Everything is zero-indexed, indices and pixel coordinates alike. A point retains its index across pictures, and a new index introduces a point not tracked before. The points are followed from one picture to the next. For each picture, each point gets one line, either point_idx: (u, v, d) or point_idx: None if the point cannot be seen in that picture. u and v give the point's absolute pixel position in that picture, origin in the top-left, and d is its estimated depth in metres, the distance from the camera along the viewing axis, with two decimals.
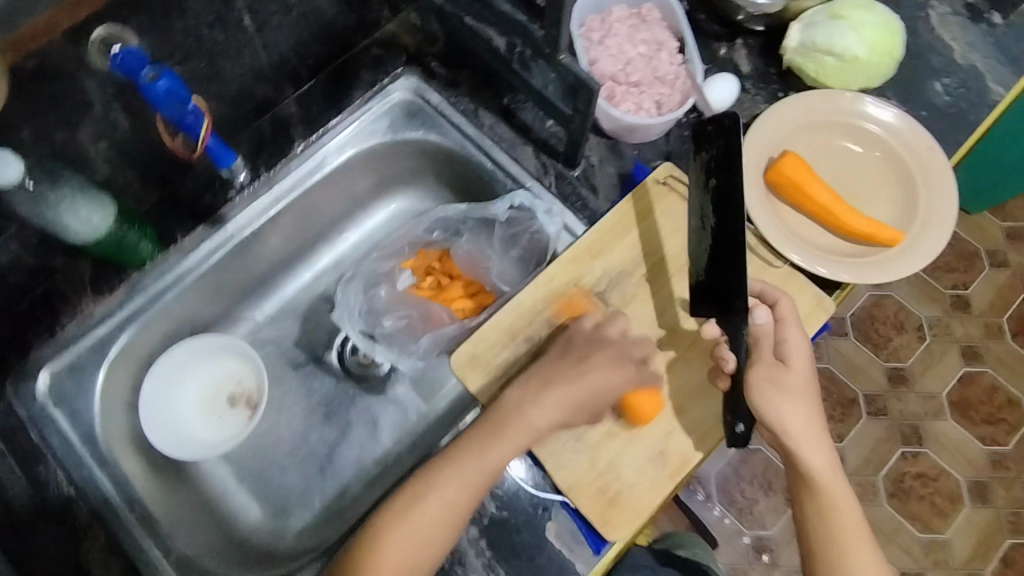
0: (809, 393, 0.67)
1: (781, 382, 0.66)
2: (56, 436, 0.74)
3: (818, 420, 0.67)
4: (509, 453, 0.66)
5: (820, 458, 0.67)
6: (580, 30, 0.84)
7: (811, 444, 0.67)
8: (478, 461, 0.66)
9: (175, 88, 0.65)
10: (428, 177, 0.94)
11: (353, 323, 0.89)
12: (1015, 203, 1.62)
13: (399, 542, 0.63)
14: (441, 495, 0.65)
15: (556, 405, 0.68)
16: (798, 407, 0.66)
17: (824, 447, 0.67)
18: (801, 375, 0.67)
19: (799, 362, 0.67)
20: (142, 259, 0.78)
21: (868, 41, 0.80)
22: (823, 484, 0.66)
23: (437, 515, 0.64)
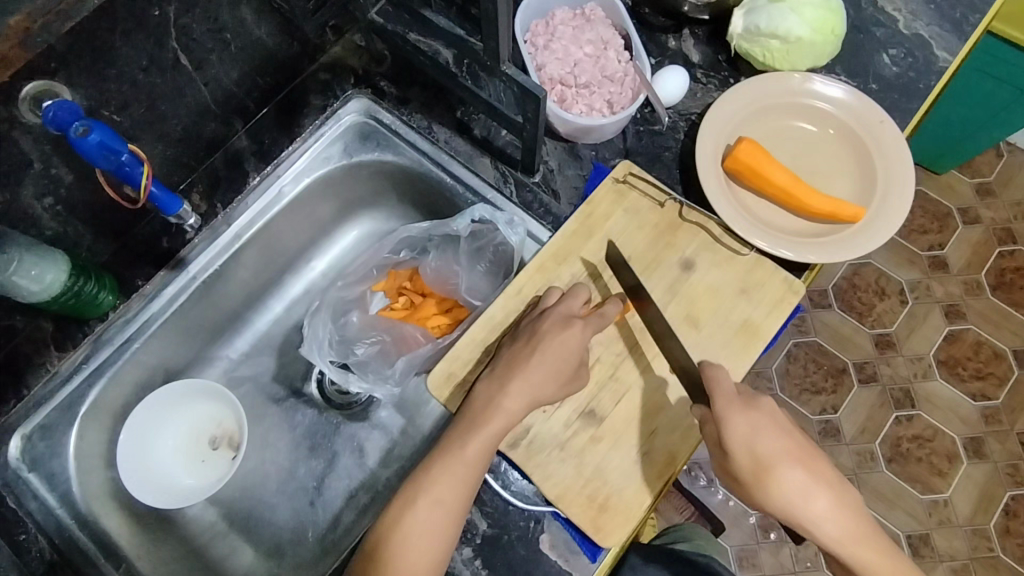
0: (780, 462, 0.63)
1: (739, 473, 0.63)
2: (34, 501, 0.73)
3: (806, 484, 0.62)
4: (487, 445, 0.66)
5: (829, 527, 0.61)
6: (524, 36, 0.84)
7: (811, 517, 0.62)
8: (460, 460, 0.65)
9: (109, 141, 0.64)
10: (390, 197, 0.93)
11: (323, 355, 0.86)
12: (980, 159, 1.64)
13: (400, 553, 0.62)
14: (432, 495, 0.64)
15: (525, 387, 0.67)
16: (774, 484, 0.62)
17: (827, 513, 0.61)
18: (761, 445, 0.63)
19: (756, 431, 0.63)
20: (102, 310, 0.77)
21: (811, 21, 0.80)
22: (845, 553, 0.61)
23: (430, 518, 0.63)
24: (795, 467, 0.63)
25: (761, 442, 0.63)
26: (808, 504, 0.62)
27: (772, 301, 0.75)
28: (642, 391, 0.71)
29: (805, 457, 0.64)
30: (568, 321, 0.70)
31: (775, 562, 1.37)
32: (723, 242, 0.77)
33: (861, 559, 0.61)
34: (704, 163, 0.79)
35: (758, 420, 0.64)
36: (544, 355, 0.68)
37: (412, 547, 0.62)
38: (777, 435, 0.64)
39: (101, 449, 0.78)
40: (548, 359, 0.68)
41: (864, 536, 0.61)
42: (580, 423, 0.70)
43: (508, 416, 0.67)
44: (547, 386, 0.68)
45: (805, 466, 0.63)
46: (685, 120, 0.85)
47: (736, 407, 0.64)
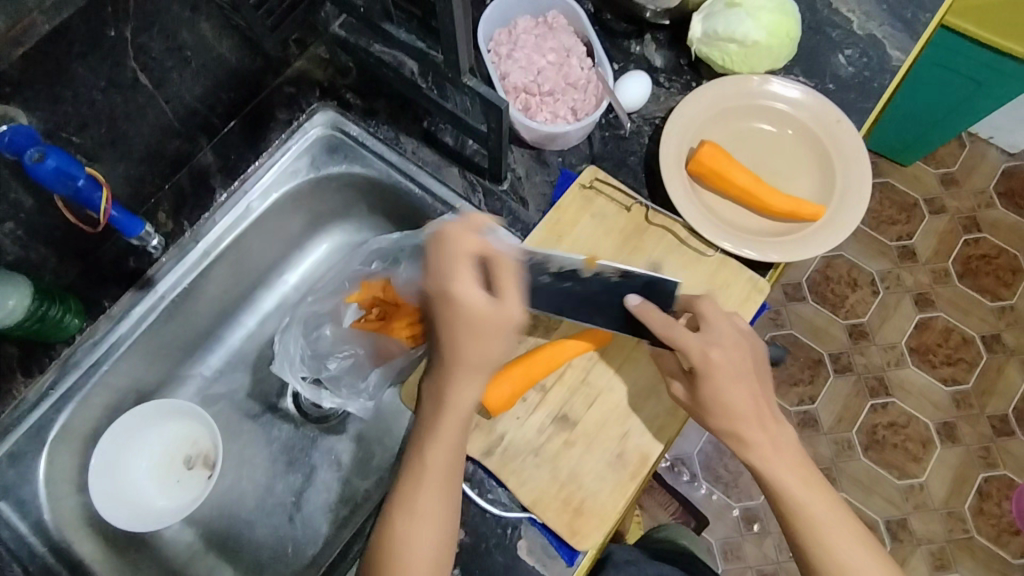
0: (739, 395, 0.66)
1: (704, 402, 0.67)
2: (5, 529, 0.71)
3: (757, 417, 0.67)
4: (451, 446, 0.63)
5: (767, 455, 0.67)
6: (488, 46, 0.84)
7: (753, 447, 0.67)
8: (449, 414, 0.63)
9: (65, 166, 0.63)
10: (360, 209, 0.93)
11: (296, 371, 0.88)
12: (943, 151, 1.68)
13: (417, 526, 0.62)
14: (419, 519, 0.63)
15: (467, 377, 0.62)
16: (729, 415, 0.66)
17: (767, 442, 0.67)
18: (722, 384, 0.66)
19: (723, 370, 0.65)
20: (69, 333, 0.76)
21: (766, 25, 0.82)
22: (779, 479, 0.67)
23: (434, 482, 0.63)
24: (751, 401, 0.67)
25: (733, 382, 0.66)
26: (750, 434, 0.67)
27: (739, 300, 0.76)
28: (614, 395, 0.72)
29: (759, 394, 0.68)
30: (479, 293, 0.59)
31: (760, 553, 1.39)
32: (689, 244, 0.79)
33: (789, 482, 0.67)
34: (667, 165, 0.80)
35: (727, 358, 0.66)
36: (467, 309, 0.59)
37: (433, 516, 0.63)
38: (732, 371, 0.66)
39: (73, 473, 0.77)
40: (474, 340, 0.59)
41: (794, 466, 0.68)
42: (554, 427, 0.71)
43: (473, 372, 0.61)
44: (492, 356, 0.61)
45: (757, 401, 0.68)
46: (649, 124, 0.87)
47: (710, 346, 0.66)
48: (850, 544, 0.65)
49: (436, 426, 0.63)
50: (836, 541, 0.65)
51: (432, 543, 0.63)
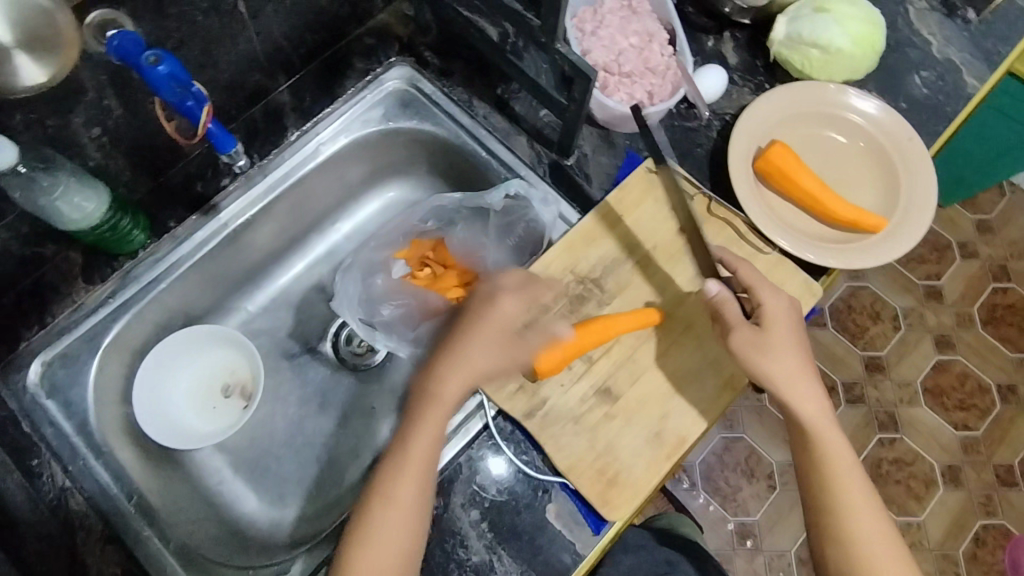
0: (793, 344, 0.69)
1: (765, 339, 0.68)
2: (49, 427, 0.73)
3: (806, 369, 0.68)
4: (431, 439, 0.66)
5: (815, 407, 0.68)
6: (571, 22, 0.85)
7: (803, 397, 0.68)
8: (436, 407, 0.67)
9: (176, 72, 0.65)
10: (421, 168, 0.95)
11: (352, 311, 0.88)
12: (984, 196, 1.68)
13: (393, 510, 0.63)
14: (392, 502, 0.64)
15: (457, 373, 0.68)
16: (777, 357, 0.67)
17: (816, 398, 0.68)
18: (783, 329, 0.68)
19: (781, 313, 0.69)
20: (133, 247, 0.78)
21: (852, 34, 0.82)
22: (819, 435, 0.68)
23: (411, 473, 0.65)
24: (800, 353, 0.69)
25: (788, 328, 0.69)
26: (801, 383, 0.68)
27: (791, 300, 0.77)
28: (659, 374, 0.73)
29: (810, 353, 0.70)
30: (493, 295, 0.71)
31: (749, 569, 1.39)
32: (748, 239, 0.79)
33: (829, 441, 0.68)
34: (735, 159, 0.81)
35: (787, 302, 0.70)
36: (501, 312, 0.70)
37: (409, 502, 0.64)
38: (786, 324, 0.69)
39: (118, 384, 0.79)
40: (486, 331, 0.69)
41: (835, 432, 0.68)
42: (596, 399, 0.72)
43: (475, 372, 0.68)
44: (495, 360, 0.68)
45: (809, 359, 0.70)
46: (720, 119, 0.87)
47: (774, 290, 0.70)
48: (870, 513, 0.66)
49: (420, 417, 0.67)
50: (860, 509, 0.66)
51: (410, 529, 0.63)
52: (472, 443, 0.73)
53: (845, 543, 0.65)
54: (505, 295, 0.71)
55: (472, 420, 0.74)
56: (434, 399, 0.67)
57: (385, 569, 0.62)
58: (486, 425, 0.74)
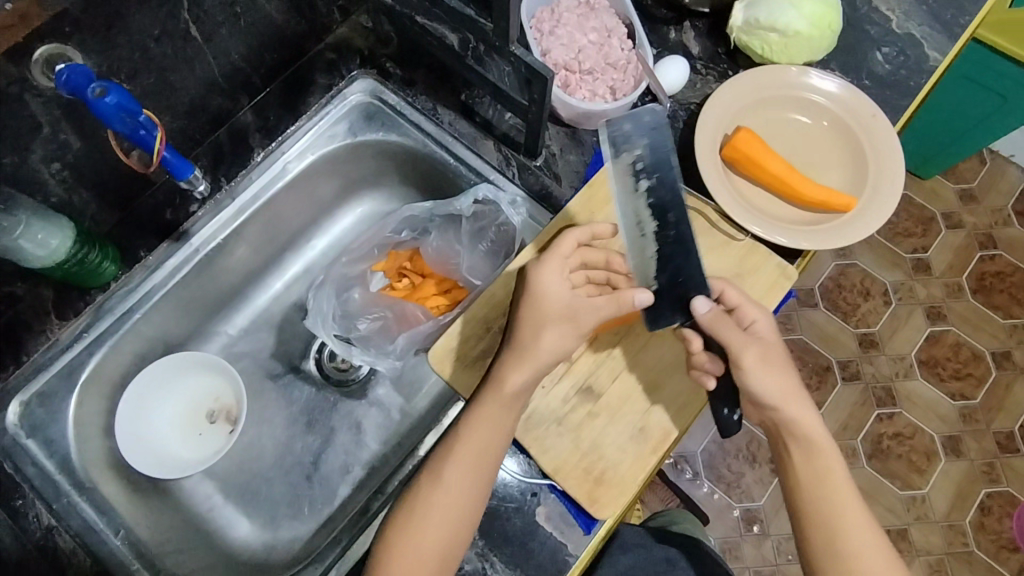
0: (784, 362, 0.69)
1: (761, 358, 0.67)
2: (31, 466, 0.72)
3: (799, 387, 0.68)
4: (494, 425, 0.66)
5: (810, 423, 0.68)
6: (530, 22, 0.85)
7: (797, 414, 0.67)
8: (499, 394, 0.66)
9: (125, 102, 0.64)
10: (393, 178, 0.94)
11: (327, 328, 0.87)
12: (964, 165, 1.68)
13: (443, 487, 0.65)
14: (444, 479, 0.65)
15: (517, 356, 0.67)
16: (770, 375, 0.67)
17: (810, 414, 0.68)
18: (775, 349, 0.68)
19: (768, 332, 0.69)
20: (105, 279, 0.78)
21: (809, 15, 0.82)
22: (813, 451, 0.67)
23: (466, 458, 0.66)
24: (793, 371, 0.69)
25: (778, 346, 0.69)
26: (794, 400, 0.67)
27: (766, 285, 0.77)
28: (637, 370, 0.73)
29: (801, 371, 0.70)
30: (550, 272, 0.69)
31: (758, 555, 1.39)
32: (719, 228, 0.79)
33: (823, 457, 0.67)
34: (701, 149, 0.81)
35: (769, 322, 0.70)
36: (545, 293, 0.68)
37: (458, 482, 0.65)
38: (776, 343, 0.69)
39: (100, 418, 0.78)
40: (538, 316, 0.67)
41: (829, 448, 0.68)
42: (578, 398, 0.72)
43: (533, 358, 0.67)
44: (558, 346, 0.67)
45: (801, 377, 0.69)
46: (685, 109, 0.87)
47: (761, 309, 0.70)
48: (865, 529, 0.66)
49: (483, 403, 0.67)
50: (855, 525, 0.66)
51: (455, 512, 0.64)
52: None
53: (838, 558, 0.65)
54: (555, 273, 0.69)
55: None
56: (496, 383, 0.67)
57: (427, 548, 0.63)
58: None
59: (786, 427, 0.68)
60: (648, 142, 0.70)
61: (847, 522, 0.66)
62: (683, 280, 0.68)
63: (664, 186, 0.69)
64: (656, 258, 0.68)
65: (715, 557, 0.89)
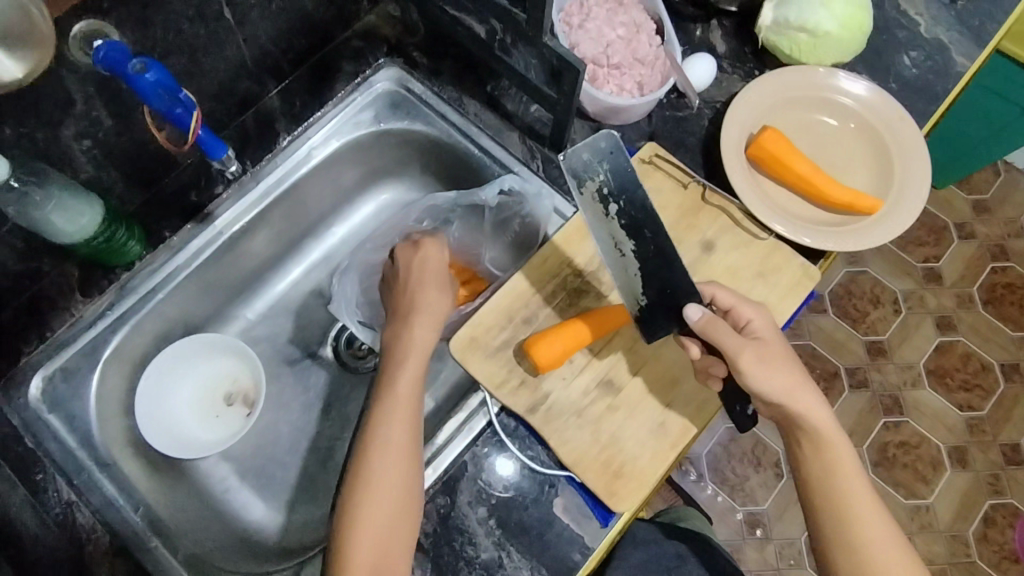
0: (787, 358, 0.68)
1: (761, 356, 0.66)
2: (52, 442, 0.72)
3: (805, 381, 0.67)
4: (416, 378, 0.70)
5: (818, 416, 0.67)
6: (558, 16, 0.85)
7: (805, 408, 0.67)
8: (417, 346, 0.72)
9: (163, 80, 0.65)
10: (415, 168, 0.94)
11: (350, 313, 0.88)
12: (979, 176, 1.68)
13: (389, 449, 0.65)
14: (387, 444, 0.66)
15: (425, 313, 0.74)
16: (772, 373, 0.66)
17: (818, 407, 0.67)
18: (775, 344, 0.68)
19: (766, 329, 0.68)
20: (130, 258, 0.78)
21: (840, 16, 0.82)
22: (822, 442, 0.67)
23: (401, 413, 0.68)
24: (795, 365, 0.68)
25: (777, 341, 0.68)
26: (801, 395, 0.66)
27: (789, 285, 0.77)
28: (660, 363, 0.73)
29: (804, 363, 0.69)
30: (419, 245, 0.80)
31: (759, 558, 1.39)
32: (743, 226, 0.79)
33: (832, 449, 0.67)
34: (727, 148, 0.81)
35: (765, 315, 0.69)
36: (428, 262, 0.78)
37: (402, 438, 0.66)
38: (775, 339, 0.68)
39: (120, 396, 0.79)
40: (427, 278, 0.77)
41: (837, 439, 0.68)
42: (598, 391, 0.72)
43: (433, 311, 0.75)
44: (442, 301, 0.76)
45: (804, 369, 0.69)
46: (710, 108, 0.87)
47: (754, 306, 0.69)
48: (875, 517, 0.66)
49: (401, 360, 0.71)
50: (867, 515, 0.66)
51: (403, 468, 0.65)
52: (476, 440, 0.74)
53: (855, 552, 0.65)
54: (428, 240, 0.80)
55: (476, 417, 0.75)
56: (408, 344, 0.72)
57: (391, 510, 0.63)
58: (489, 422, 0.74)
59: (795, 424, 0.67)
60: (609, 164, 0.70)
61: (858, 513, 0.66)
62: (671, 291, 0.69)
63: (632, 205, 0.69)
64: (640, 275, 0.69)
65: (723, 555, 0.89)
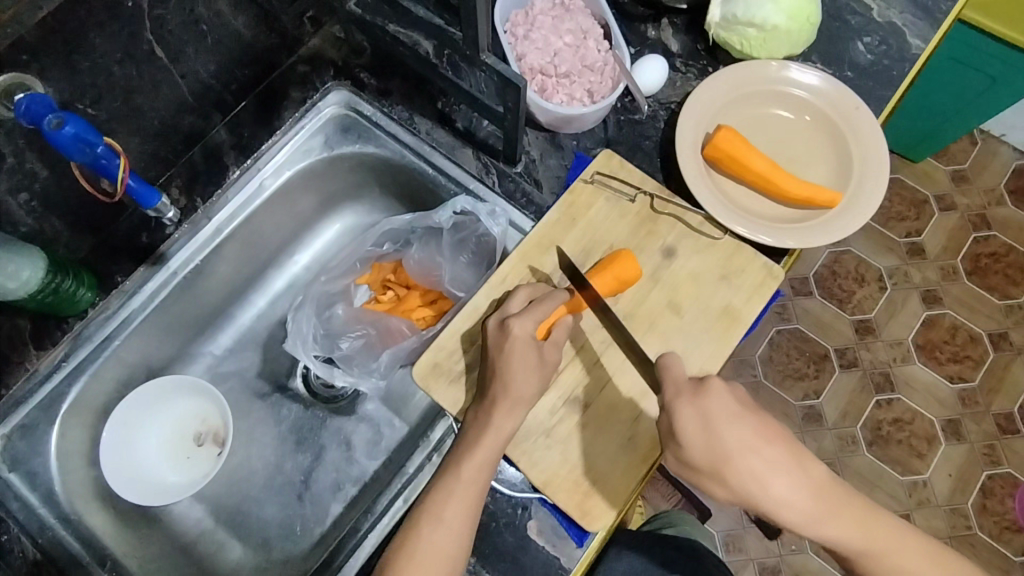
0: (745, 455, 0.60)
1: (701, 466, 0.61)
2: (15, 501, 0.72)
3: (771, 471, 0.60)
4: (486, 467, 0.65)
5: (794, 509, 0.60)
6: (504, 27, 0.83)
7: (778, 501, 0.60)
8: (491, 435, 0.66)
9: (83, 133, 0.64)
10: (374, 190, 0.93)
11: (308, 350, 0.87)
12: (955, 146, 1.66)
13: (440, 527, 0.63)
14: (438, 522, 0.63)
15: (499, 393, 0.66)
16: (727, 483, 0.60)
17: (792, 493, 0.60)
18: (727, 442, 0.60)
19: (702, 426, 0.60)
20: (82, 307, 0.76)
21: (787, 9, 0.81)
22: (814, 528, 0.61)
23: (460, 501, 0.64)
24: (759, 463, 0.60)
25: (720, 437, 0.60)
26: (769, 492, 0.60)
27: (752, 286, 0.76)
28: (626, 378, 0.72)
29: (770, 446, 0.61)
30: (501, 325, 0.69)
31: (761, 547, 1.38)
32: (702, 230, 0.77)
33: (826, 528, 0.61)
34: (682, 150, 0.79)
35: (695, 411, 0.60)
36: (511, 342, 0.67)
37: (454, 521, 0.64)
38: (731, 433, 0.60)
39: (84, 448, 0.78)
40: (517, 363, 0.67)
41: (830, 501, 0.61)
42: (566, 409, 0.71)
43: (520, 399, 0.67)
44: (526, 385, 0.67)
45: (764, 456, 0.60)
46: (665, 108, 0.86)
47: (679, 395, 0.61)
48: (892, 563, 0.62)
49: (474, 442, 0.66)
50: (891, 551, 0.62)
51: (450, 552, 0.63)
52: None
53: None
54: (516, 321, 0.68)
55: (445, 442, 0.79)
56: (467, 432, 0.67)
57: None
58: None
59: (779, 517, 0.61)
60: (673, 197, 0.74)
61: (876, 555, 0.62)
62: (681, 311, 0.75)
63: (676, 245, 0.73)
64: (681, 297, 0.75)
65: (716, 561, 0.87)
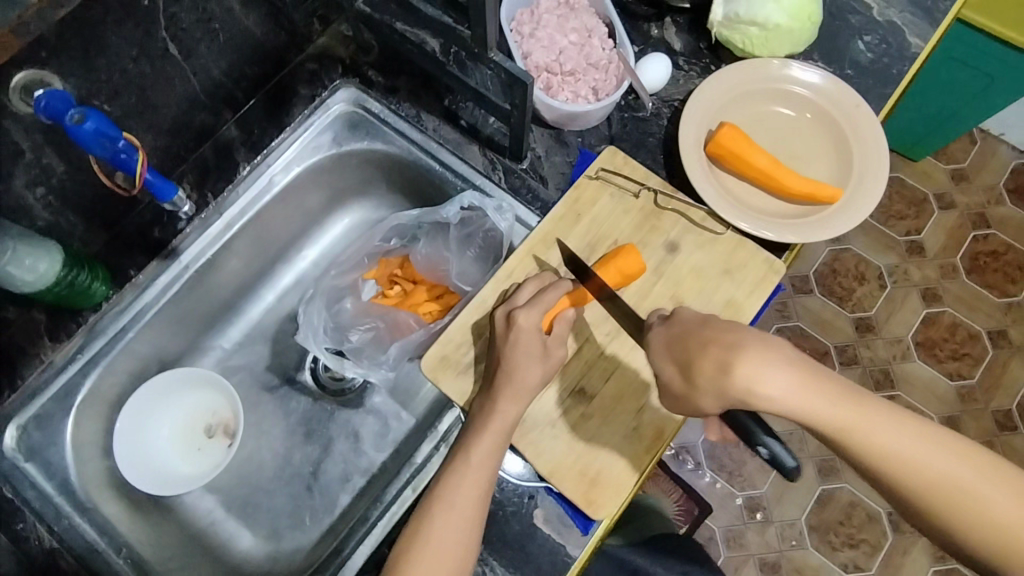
0: (716, 344, 0.55)
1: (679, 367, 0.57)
2: (30, 489, 0.73)
3: (749, 354, 0.53)
4: (493, 454, 0.67)
5: (779, 386, 0.51)
6: (510, 25, 0.85)
7: (760, 382, 0.51)
8: (498, 425, 0.67)
9: (103, 128, 0.65)
10: (382, 186, 0.94)
11: (319, 342, 0.88)
12: (955, 145, 1.67)
13: (448, 514, 0.64)
14: (447, 510, 0.65)
15: (505, 384, 0.68)
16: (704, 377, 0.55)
17: (775, 370, 0.51)
18: (695, 341, 0.58)
19: (667, 340, 0.61)
20: (96, 300, 0.78)
21: (789, 9, 0.82)
22: (810, 414, 0.50)
23: (468, 488, 0.65)
24: (732, 346, 0.54)
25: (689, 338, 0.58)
26: (745, 374, 0.52)
27: (754, 280, 0.77)
28: (631, 370, 0.73)
29: (744, 334, 0.55)
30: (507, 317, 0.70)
31: (762, 542, 1.39)
32: (705, 226, 0.79)
33: (822, 413, 0.50)
34: (686, 147, 0.81)
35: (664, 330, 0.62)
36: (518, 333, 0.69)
37: (461, 509, 0.65)
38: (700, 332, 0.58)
39: (97, 438, 0.79)
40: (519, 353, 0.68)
41: (812, 376, 0.51)
42: (571, 401, 0.72)
43: (525, 389, 0.68)
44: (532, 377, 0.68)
45: (726, 343, 0.55)
46: (669, 106, 0.87)
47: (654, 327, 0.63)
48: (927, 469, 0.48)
49: (480, 430, 0.67)
50: (914, 455, 0.48)
51: (459, 538, 0.64)
52: None
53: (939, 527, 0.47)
54: (520, 312, 0.70)
55: (452, 433, 0.80)
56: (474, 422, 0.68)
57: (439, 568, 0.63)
58: None
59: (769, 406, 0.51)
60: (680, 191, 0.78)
61: (886, 456, 0.48)
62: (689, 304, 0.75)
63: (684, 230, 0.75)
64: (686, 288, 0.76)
65: None
